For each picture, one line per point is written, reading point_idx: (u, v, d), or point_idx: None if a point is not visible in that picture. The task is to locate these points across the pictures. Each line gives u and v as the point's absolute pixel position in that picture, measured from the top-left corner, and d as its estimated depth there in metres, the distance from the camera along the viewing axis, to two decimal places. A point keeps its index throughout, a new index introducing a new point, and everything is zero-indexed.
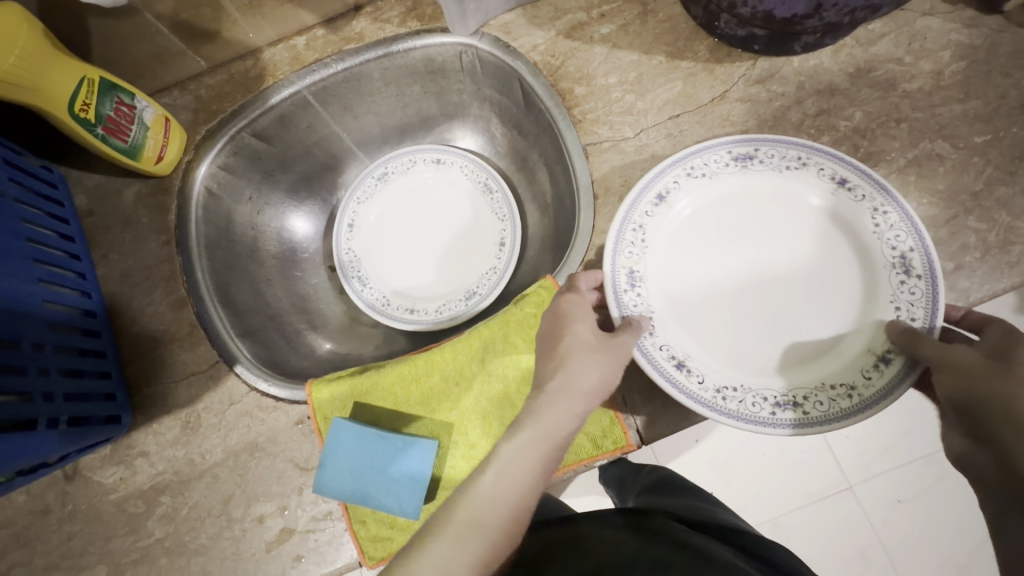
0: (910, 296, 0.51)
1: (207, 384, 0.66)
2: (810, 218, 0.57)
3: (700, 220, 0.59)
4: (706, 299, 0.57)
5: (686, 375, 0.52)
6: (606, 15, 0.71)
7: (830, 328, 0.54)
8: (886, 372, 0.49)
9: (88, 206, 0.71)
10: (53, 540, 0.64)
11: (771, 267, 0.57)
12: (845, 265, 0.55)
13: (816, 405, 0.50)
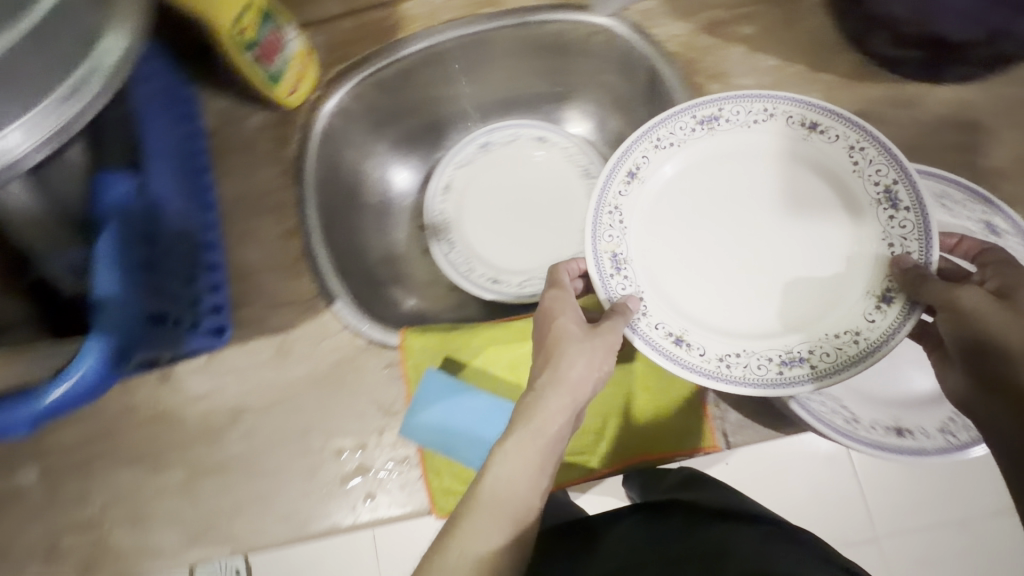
0: (902, 230, 0.51)
1: (303, 315, 0.67)
2: (782, 171, 0.57)
3: (679, 187, 0.58)
4: (691, 263, 0.57)
5: (686, 349, 0.52)
6: (750, 16, 0.70)
7: (828, 275, 0.54)
8: (888, 313, 0.49)
9: (213, 124, 0.72)
10: (137, 437, 0.66)
11: (751, 229, 0.57)
12: (827, 210, 0.55)
13: (822, 357, 0.50)
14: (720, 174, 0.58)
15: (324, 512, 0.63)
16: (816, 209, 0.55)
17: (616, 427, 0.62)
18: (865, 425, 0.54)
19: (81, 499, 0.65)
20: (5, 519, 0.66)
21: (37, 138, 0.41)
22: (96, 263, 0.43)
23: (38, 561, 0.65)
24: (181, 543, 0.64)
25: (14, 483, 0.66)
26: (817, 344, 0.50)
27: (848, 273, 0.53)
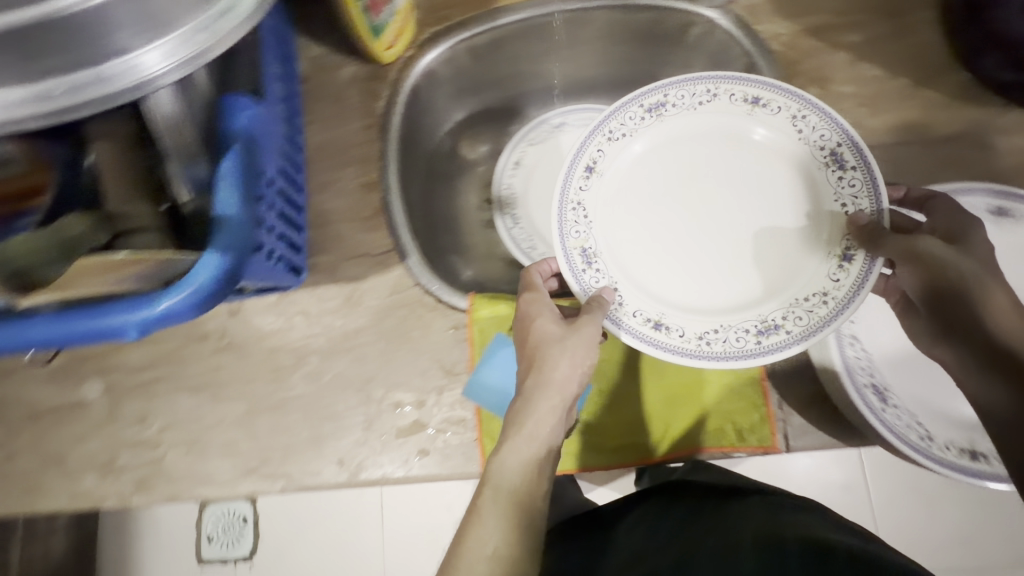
0: (852, 189, 0.54)
1: (376, 268, 0.68)
2: (732, 149, 0.60)
3: (638, 175, 0.61)
4: (659, 246, 0.60)
5: (666, 332, 0.53)
6: (857, 24, 0.69)
7: (790, 244, 0.57)
8: (851, 270, 0.51)
9: (307, 71, 0.73)
10: (204, 364, 0.67)
11: (712, 210, 0.60)
12: (779, 181, 0.59)
13: (795, 321, 0.52)
14: (678, 163, 0.61)
15: (376, 464, 0.63)
16: (770, 185, 0.59)
17: (676, 415, 0.61)
18: (940, 444, 0.53)
19: (141, 419, 0.67)
20: (66, 430, 0.67)
21: (195, 49, 0.39)
22: (220, 180, 0.44)
23: (92, 474, 0.66)
24: (234, 475, 0.64)
25: (78, 396, 0.68)
26: (789, 311, 0.53)
27: (808, 240, 0.56)
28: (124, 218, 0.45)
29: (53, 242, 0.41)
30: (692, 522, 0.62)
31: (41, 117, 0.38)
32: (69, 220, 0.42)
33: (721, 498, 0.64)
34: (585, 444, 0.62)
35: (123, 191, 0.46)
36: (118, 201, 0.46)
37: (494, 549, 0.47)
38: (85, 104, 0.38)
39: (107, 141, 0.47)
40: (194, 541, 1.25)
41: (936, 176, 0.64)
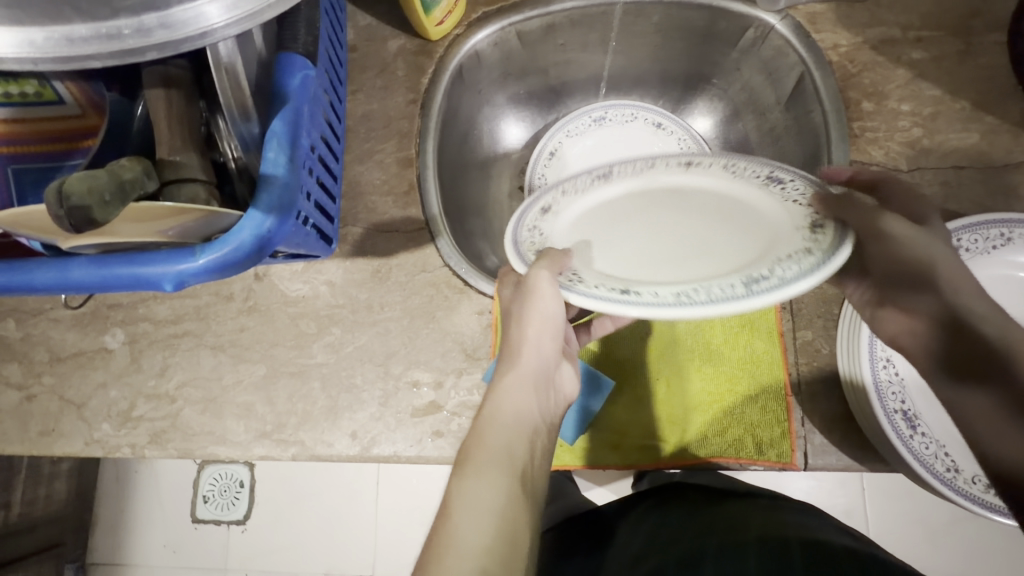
0: (798, 193, 0.48)
1: (406, 245, 0.68)
2: (677, 202, 0.53)
3: (585, 228, 0.53)
4: (614, 272, 0.48)
5: (637, 297, 0.39)
6: (922, 41, 0.67)
7: (760, 248, 0.45)
8: (826, 232, 0.43)
9: (353, 41, 0.72)
10: (227, 324, 0.67)
11: (669, 247, 0.50)
12: (729, 212, 0.51)
13: (785, 269, 0.39)
14: (619, 218, 0.54)
15: (389, 440, 0.63)
16: (722, 217, 0.51)
17: (695, 420, 0.61)
18: (967, 476, 0.51)
19: (160, 373, 0.67)
20: (87, 376, 0.68)
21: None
22: (269, 140, 0.43)
23: (109, 422, 0.67)
24: (248, 437, 0.65)
25: (101, 344, 0.68)
26: (775, 265, 0.40)
27: (771, 226, 0.47)
28: (176, 167, 0.43)
29: (111, 182, 0.36)
30: (692, 520, 0.63)
31: (103, 57, 0.36)
32: (127, 162, 0.39)
33: (718, 502, 0.66)
34: (601, 442, 0.61)
35: (177, 141, 0.44)
36: (169, 148, 0.43)
37: (494, 513, 0.42)
38: (149, 48, 0.36)
39: (162, 89, 0.44)
40: (191, 499, 1.27)
41: (989, 205, 0.62)
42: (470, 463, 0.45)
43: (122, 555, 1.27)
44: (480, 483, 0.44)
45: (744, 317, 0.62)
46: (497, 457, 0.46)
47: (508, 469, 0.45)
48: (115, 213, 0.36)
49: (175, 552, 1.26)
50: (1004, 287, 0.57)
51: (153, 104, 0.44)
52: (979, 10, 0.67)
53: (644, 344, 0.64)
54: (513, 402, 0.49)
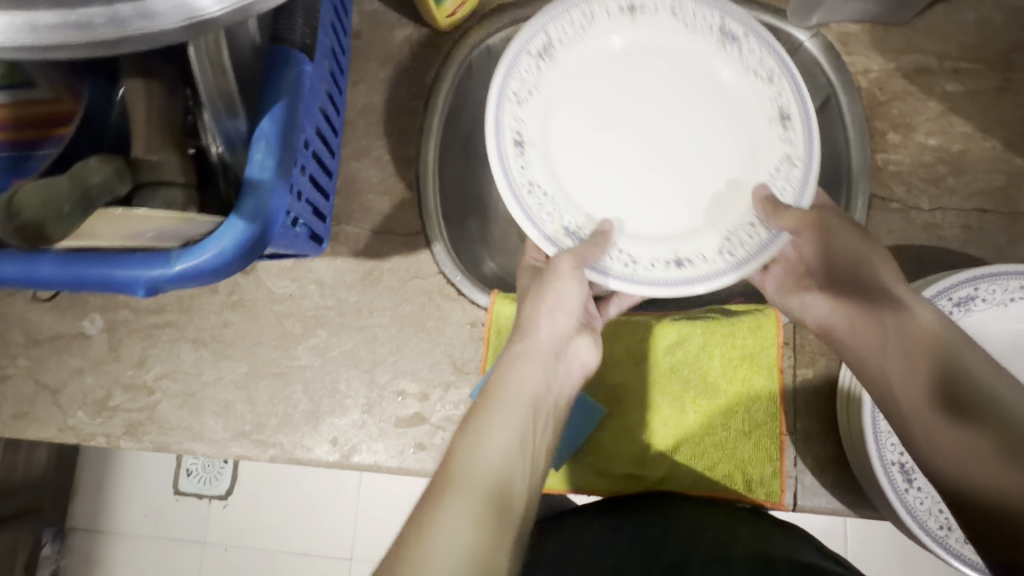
0: (755, 55, 0.57)
1: (401, 249, 0.65)
2: (618, 63, 0.60)
3: (565, 138, 0.60)
4: (625, 186, 0.60)
5: (692, 264, 0.56)
6: (958, 72, 0.63)
7: (708, 105, 0.60)
8: (794, 125, 0.57)
9: (358, 26, 0.68)
10: (211, 318, 0.65)
11: (645, 137, 0.61)
12: (698, 84, 0.60)
13: (783, 191, 0.56)
14: (583, 105, 0.60)
15: (370, 449, 0.62)
16: (688, 80, 0.60)
17: (682, 452, 0.59)
18: (959, 536, 0.50)
19: (139, 363, 0.65)
20: (64, 361, 0.66)
21: None
22: (256, 141, 0.40)
23: (84, 410, 0.65)
24: (226, 436, 0.63)
25: (80, 329, 0.66)
26: (771, 181, 0.57)
27: (718, 82, 0.60)
28: (152, 167, 0.42)
29: (73, 187, 0.35)
30: (671, 534, 0.56)
31: (69, 48, 0.30)
32: (97, 164, 0.38)
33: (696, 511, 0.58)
34: (588, 465, 0.60)
35: (155, 138, 0.43)
36: (147, 147, 0.43)
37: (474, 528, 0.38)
38: (125, 40, 0.30)
39: (141, 81, 0.43)
40: (173, 471, 1.25)
41: (1007, 252, 0.60)
42: (477, 430, 0.45)
43: (101, 522, 1.25)
44: (485, 448, 0.43)
45: (745, 350, 0.60)
46: (491, 452, 0.43)
47: (515, 440, 0.45)
48: (75, 225, 0.34)
49: (156, 522, 1.25)
50: (1017, 343, 0.55)
51: (133, 96, 0.44)
52: (1021, 44, 0.63)
53: (639, 368, 0.61)
54: (527, 370, 0.49)
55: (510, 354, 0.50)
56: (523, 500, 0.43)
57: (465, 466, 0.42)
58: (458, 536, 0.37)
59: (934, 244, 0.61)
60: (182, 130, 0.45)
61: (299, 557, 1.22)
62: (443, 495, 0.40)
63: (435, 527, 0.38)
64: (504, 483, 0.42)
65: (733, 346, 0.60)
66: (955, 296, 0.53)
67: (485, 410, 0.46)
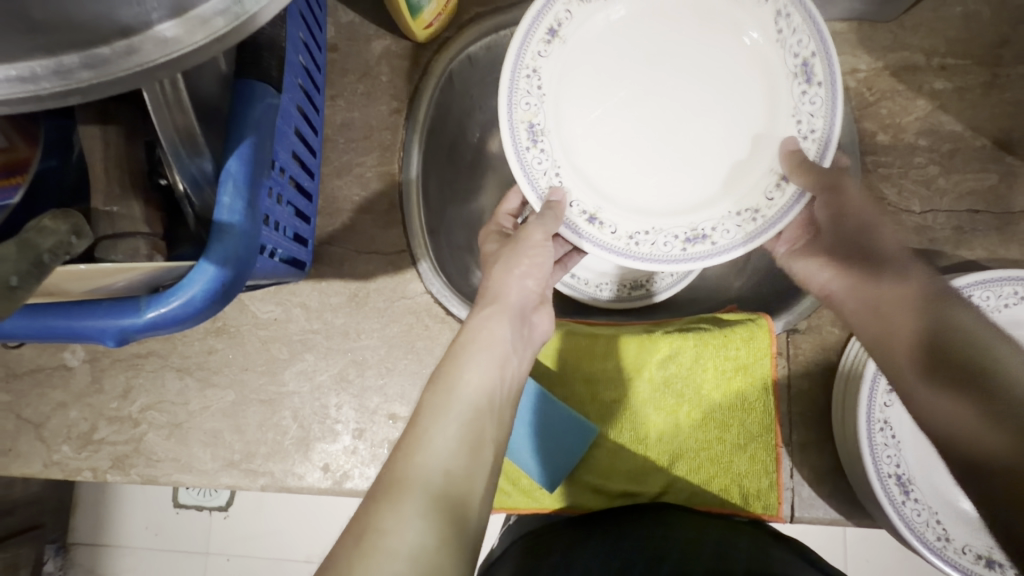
0: (811, 107, 0.51)
1: (387, 268, 0.64)
2: (697, 31, 0.54)
3: (593, 67, 0.56)
4: (603, 137, 0.58)
5: (599, 227, 0.55)
6: (946, 69, 0.62)
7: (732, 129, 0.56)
8: (784, 192, 0.53)
9: (334, 39, 0.66)
10: (195, 346, 0.63)
11: (657, 107, 0.57)
12: (744, 98, 0.55)
13: (722, 235, 0.53)
14: (648, 45, 0.56)
15: (363, 474, 0.61)
16: (732, 95, 0.56)
17: (677, 466, 0.59)
18: (957, 547, 0.50)
19: (123, 395, 0.63)
20: (45, 395, 0.64)
21: (213, 33, 0.30)
22: (223, 182, 0.39)
23: (69, 444, 0.63)
24: (216, 466, 0.62)
25: (61, 361, 0.64)
26: (719, 224, 0.54)
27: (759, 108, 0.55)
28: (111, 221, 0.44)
29: (22, 258, 0.32)
30: (670, 532, 0.54)
31: (13, 103, 0.29)
32: (50, 221, 0.35)
33: (701, 522, 0.56)
34: (584, 484, 0.60)
35: (114, 189, 0.45)
36: (107, 200, 0.45)
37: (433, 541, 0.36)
38: (72, 92, 0.30)
39: (97, 127, 0.46)
40: (169, 486, 1.15)
41: (999, 252, 0.59)
42: (426, 417, 0.44)
43: (102, 536, 1.16)
44: (435, 439, 0.42)
45: (738, 363, 0.59)
46: (439, 442, 0.42)
47: (466, 427, 0.44)
48: (29, 295, 0.32)
49: (157, 536, 1.16)
50: None
51: (87, 140, 0.46)
52: (1009, 37, 0.62)
53: (632, 383, 0.61)
54: (495, 328, 0.51)
55: (473, 320, 0.51)
56: (478, 490, 0.42)
57: (412, 464, 0.40)
58: (407, 527, 0.36)
59: (926, 247, 0.60)
60: (144, 176, 0.47)
61: (303, 564, 1.13)
62: (389, 488, 0.39)
63: (384, 535, 0.35)
64: (457, 469, 0.41)
65: (725, 358, 0.60)
66: None
67: (435, 397, 0.45)
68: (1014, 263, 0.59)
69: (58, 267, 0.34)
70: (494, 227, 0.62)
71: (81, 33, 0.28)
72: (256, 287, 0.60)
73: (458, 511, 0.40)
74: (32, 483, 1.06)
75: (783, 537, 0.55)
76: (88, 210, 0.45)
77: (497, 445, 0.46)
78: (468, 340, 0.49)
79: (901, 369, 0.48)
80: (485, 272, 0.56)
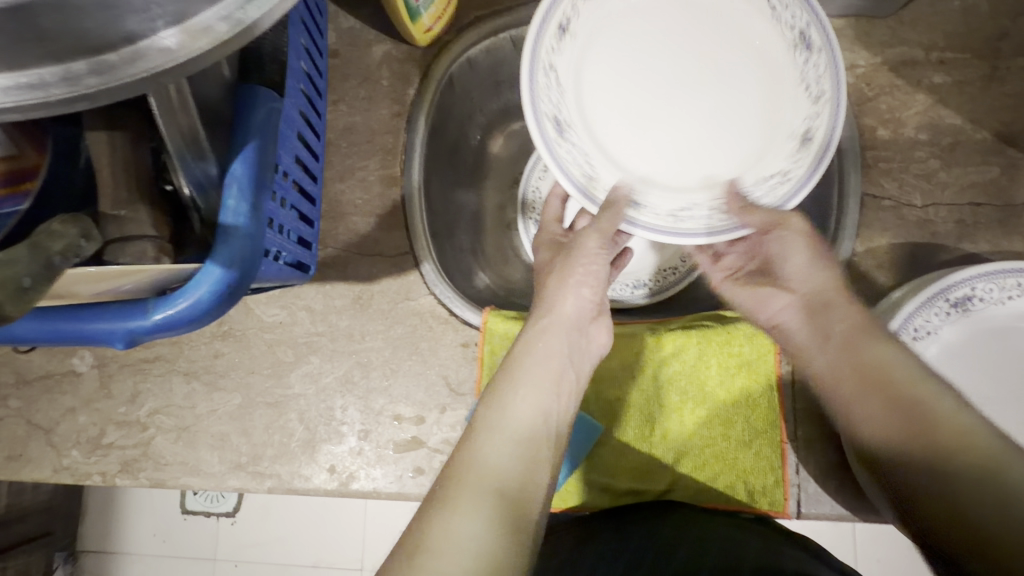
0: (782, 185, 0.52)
1: (390, 270, 0.64)
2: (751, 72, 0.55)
3: (653, 30, 0.56)
4: (614, 84, 0.56)
5: (552, 109, 0.51)
6: (944, 63, 0.62)
7: (712, 162, 0.55)
8: (709, 222, 0.51)
9: (335, 44, 0.67)
10: (201, 350, 0.64)
11: (679, 94, 0.56)
12: (740, 150, 0.55)
13: (630, 203, 0.51)
14: (715, 39, 0.55)
15: (369, 476, 0.61)
16: (736, 140, 0.55)
17: (683, 464, 0.59)
18: None
19: (131, 399, 0.64)
20: (55, 400, 0.64)
21: (217, 39, 0.31)
22: (228, 186, 0.40)
23: (78, 449, 0.64)
24: (223, 469, 0.62)
25: (70, 366, 0.65)
26: (641, 200, 0.52)
27: (740, 165, 0.54)
28: (120, 224, 0.44)
29: (33, 261, 0.33)
30: (680, 529, 0.55)
31: (22, 110, 0.30)
32: (59, 226, 0.36)
33: (709, 516, 0.56)
34: (593, 484, 0.59)
35: (121, 193, 0.44)
36: (113, 203, 0.44)
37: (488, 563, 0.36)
38: (79, 98, 0.30)
39: (105, 132, 0.44)
40: (178, 491, 1.16)
41: (1002, 245, 0.59)
42: (478, 435, 0.43)
43: (111, 543, 1.17)
44: (488, 456, 0.42)
45: (741, 358, 0.59)
46: (489, 465, 0.41)
47: (521, 448, 0.43)
48: (40, 297, 0.33)
49: (166, 542, 1.17)
50: (1015, 339, 0.55)
51: (94, 147, 0.44)
52: (1007, 31, 0.62)
53: (635, 381, 0.61)
54: (555, 341, 0.50)
55: (530, 333, 0.51)
56: (534, 508, 0.41)
57: (466, 479, 0.40)
58: (469, 538, 0.37)
59: (929, 241, 0.60)
60: (150, 180, 0.46)
61: (310, 569, 1.13)
62: (448, 500, 0.39)
63: (439, 558, 0.36)
64: (511, 486, 0.41)
65: (728, 355, 0.60)
66: (953, 295, 0.53)
67: (489, 414, 0.44)
68: (1018, 256, 0.59)
69: (68, 270, 0.35)
70: (544, 236, 0.61)
71: (88, 40, 0.29)
72: (264, 290, 0.61)
73: (516, 527, 0.39)
74: (43, 491, 1.07)
75: (792, 533, 0.55)
76: (96, 214, 0.44)
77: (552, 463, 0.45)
78: (525, 353, 0.49)
79: (859, 391, 0.46)
80: (540, 281, 0.56)
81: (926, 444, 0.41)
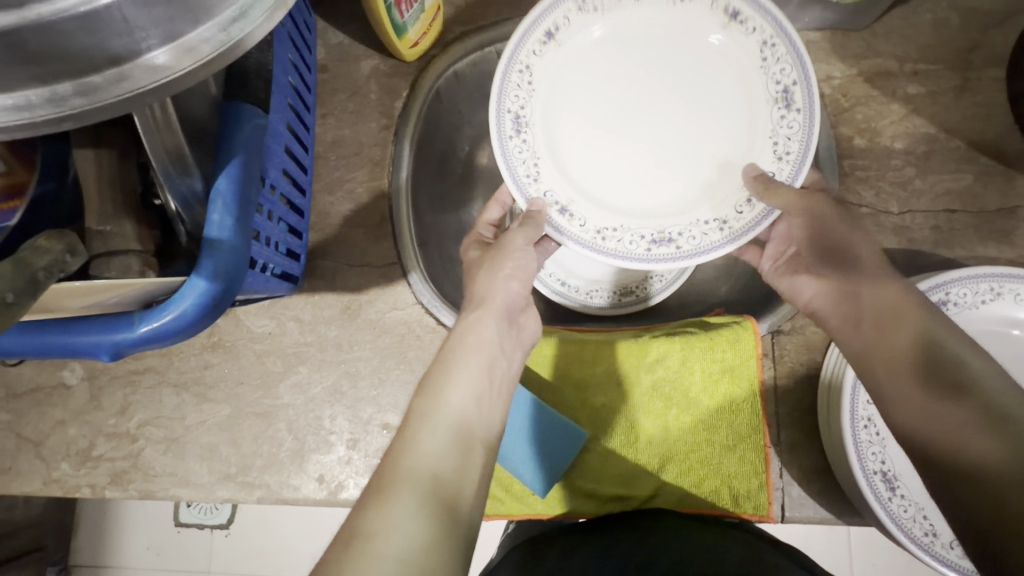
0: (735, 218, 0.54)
1: (378, 280, 0.65)
2: (732, 100, 0.56)
3: (640, 49, 0.57)
4: (592, 101, 0.59)
5: (517, 130, 0.56)
6: (918, 74, 0.64)
7: (675, 184, 0.58)
8: (651, 247, 0.55)
9: (324, 59, 0.68)
10: (191, 361, 0.64)
11: (654, 114, 0.58)
12: (704, 177, 0.57)
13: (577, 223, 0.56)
14: (702, 61, 0.56)
15: (357, 485, 0.61)
16: (703, 165, 0.58)
17: (668, 469, 0.59)
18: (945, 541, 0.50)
19: (121, 411, 0.64)
20: (45, 413, 0.65)
21: (201, 60, 0.32)
22: (213, 200, 0.40)
23: (68, 461, 0.64)
24: (212, 479, 0.63)
25: (60, 379, 0.65)
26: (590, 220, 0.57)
27: (702, 192, 0.57)
28: (106, 239, 0.45)
29: (17, 276, 0.34)
30: (667, 538, 0.55)
31: (9, 130, 0.31)
32: (45, 241, 0.36)
33: (697, 526, 0.56)
34: (577, 489, 0.60)
35: (107, 209, 0.45)
36: (100, 219, 0.45)
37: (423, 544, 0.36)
38: (65, 118, 0.31)
39: (92, 150, 0.46)
40: (171, 503, 1.15)
41: (977, 251, 0.60)
42: (413, 423, 0.44)
43: (102, 557, 1.16)
44: (421, 445, 0.42)
45: (724, 365, 0.60)
46: (423, 451, 0.42)
47: (455, 432, 0.44)
48: (24, 310, 0.34)
49: (158, 555, 1.16)
50: (990, 343, 0.56)
51: (82, 164, 0.46)
52: (978, 43, 0.64)
53: (621, 388, 0.61)
54: (485, 331, 0.52)
55: (461, 325, 0.52)
56: (469, 489, 0.42)
57: (401, 467, 0.41)
58: (403, 521, 0.37)
59: (906, 247, 0.61)
60: (136, 198, 0.47)
61: None
62: (383, 488, 0.39)
63: (372, 540, 0.35)
64: (445, 469, 0.41)
65: (712, 361, 0.61)
66: (928, 301, 0.54)
67: (422, 403, 0.46)
68: (993, 261, 0.60)
69: (54, 284, 0.36)
70: (473, 237, 0.62)
71: (73, 62, 0.29)
72: (255, 299, 0.63)
73: (452, 508, 0.40)
74: (35, 504, 1.07)
75: (779, 544, 0.56)
76: (83, 230, 0.46)
77: (488, 446, 0.46)
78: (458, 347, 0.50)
79: (893, 371, 0.47)
80: (469, 280, 0.57)
81: (957, 419, 0.42)
